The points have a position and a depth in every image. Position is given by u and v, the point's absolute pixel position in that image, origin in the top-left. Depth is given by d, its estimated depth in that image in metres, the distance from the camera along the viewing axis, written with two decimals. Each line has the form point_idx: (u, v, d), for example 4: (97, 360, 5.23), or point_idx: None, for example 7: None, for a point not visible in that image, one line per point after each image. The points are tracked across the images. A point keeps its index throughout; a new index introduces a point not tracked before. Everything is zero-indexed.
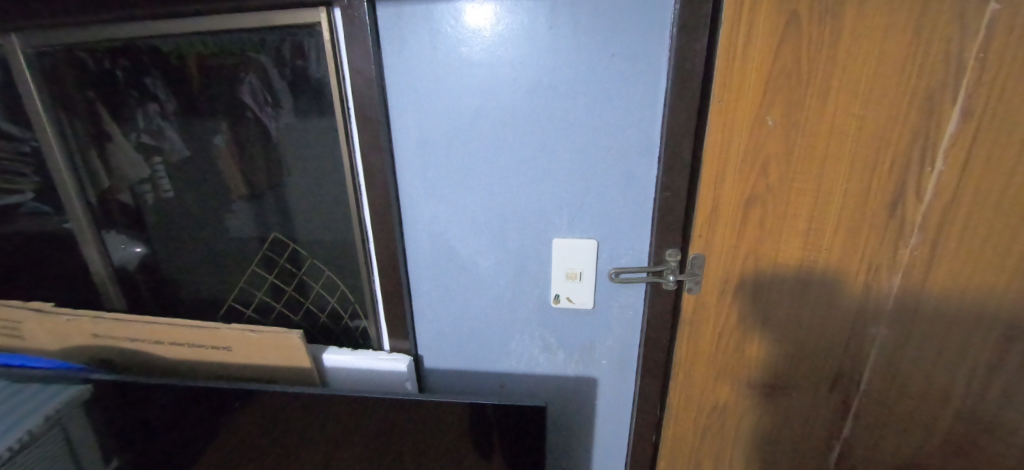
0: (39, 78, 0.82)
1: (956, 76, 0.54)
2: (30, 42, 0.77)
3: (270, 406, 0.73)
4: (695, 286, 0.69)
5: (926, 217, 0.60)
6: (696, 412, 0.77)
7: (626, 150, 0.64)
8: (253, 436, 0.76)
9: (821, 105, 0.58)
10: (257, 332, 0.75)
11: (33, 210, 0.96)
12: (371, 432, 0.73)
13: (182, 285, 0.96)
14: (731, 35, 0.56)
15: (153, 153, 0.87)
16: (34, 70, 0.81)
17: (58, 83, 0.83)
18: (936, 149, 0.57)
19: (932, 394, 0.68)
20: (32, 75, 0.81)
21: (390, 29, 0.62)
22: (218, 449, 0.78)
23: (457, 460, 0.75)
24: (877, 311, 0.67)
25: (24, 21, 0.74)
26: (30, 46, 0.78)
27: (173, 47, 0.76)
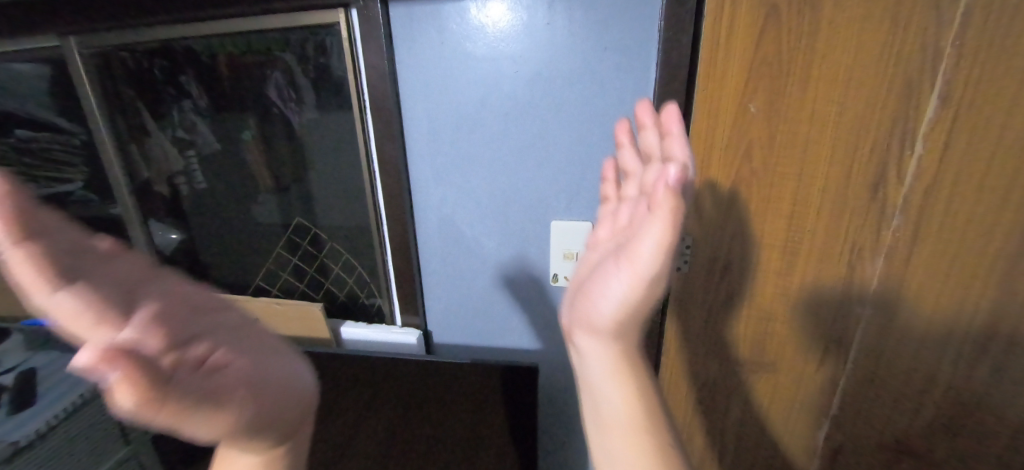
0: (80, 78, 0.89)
1: (933, 63, 0.56)
2: (78, 45, 0.85)
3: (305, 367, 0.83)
4: (684, 264, 0.73)
5: (908, 199, 0.63)
6: (689, 385, 0.83)
7: (620, 138, 0.69)
8: None
9: (801, 92, 0.61)
10: (283, 303, 0.84)
11: (82, 198, 1.07)
12: (391, 412, 0.81)
13: (214, 268, 1.05)
14: (714, 26, 0.60)
15: (187, 146, 0.96)
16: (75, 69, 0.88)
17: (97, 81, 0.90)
18: (915, 132, 0.60)
19: (916, 374, 0.71)
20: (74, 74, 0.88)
21: (401, 26, 0.68)
22: None
23: (467, 439, 0.82)
24: (861, 292, 0.69)
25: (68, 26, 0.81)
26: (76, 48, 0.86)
27: (204, 47, 0.83)
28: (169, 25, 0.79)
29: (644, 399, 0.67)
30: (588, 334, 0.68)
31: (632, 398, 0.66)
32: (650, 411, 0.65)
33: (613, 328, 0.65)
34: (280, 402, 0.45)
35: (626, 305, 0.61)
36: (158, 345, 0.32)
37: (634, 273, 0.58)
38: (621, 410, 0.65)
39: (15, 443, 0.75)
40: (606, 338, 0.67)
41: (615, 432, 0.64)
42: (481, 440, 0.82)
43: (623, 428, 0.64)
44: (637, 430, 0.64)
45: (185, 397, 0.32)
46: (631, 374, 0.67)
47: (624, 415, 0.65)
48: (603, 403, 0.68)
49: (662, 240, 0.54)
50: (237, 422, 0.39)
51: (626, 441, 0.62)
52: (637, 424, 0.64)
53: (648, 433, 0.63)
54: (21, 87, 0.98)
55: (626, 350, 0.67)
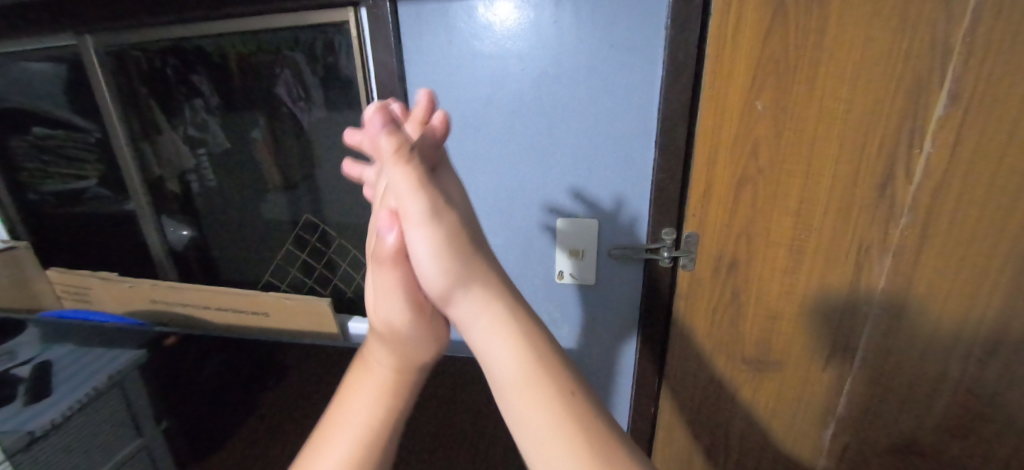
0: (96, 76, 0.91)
1: (943, 61, 0.56)
2: (92, 44, 0.87)
3: (317, 361, 0.83)
4: (689, 263, 0.73)
5: (916, 198, 0.63)
6: (694, 386, 0.82)
7: (627, 135, 0.69)
8: (295, 393, 0.85)
9: (808, 90, 0.61)
10: (293, 299, 0.84)
11: (97, 195, 1.09)
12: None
13: (223, 264, 1.06)
14: (721, 24, 0.60)
15: (198, 145, 0.98)
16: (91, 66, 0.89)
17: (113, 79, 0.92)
18: (924, 130, 0.59)
19: (924, 374, 0.71)
20: (90, 72, 0.90)
21: (410, 25, 0.69)
22: (262, 409, 0.87)
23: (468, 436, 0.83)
24: (868, 291, 0.69)
25: (85, 25, 0.82)
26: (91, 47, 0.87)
27: (216, 46, 0.84)
28: (180, 25, 0.79)
29: (541, 343, 0.45)
30: (451, 305, 0.48)
31: (523, 356, 0.44)
32: (549, 360, 0.45)
33: (456, 283, 0.46)
34: (427, 342, 0.53)
35: (437, 256, 0.46)
36: (429, 270, 0.47)
37: (427, 225, 0.46)
38: (512, 368, 0.44)
39: (31, 432, 0.71)
40: (478, 295, 0.46)
41: (513, 396, 0.44)
42: (483, 439, 0.83)
43: (518, 386, 0.43)
44: (559, 422, 0.41)
45: (409, 273, 0.50)
46: (516, 328, 0.46)
47: (514, 369, 0.44)
48: (496, 368, 0.45)
49: (431, 199, 0.46)
50: (409, 329, 0.51)
51: (529, 399, 0.43)
52: (554, 405, 0.42)
53: (549, 378, 0.43)
54: (39, 86, 1.01)
55: (491, 295, 0.47)
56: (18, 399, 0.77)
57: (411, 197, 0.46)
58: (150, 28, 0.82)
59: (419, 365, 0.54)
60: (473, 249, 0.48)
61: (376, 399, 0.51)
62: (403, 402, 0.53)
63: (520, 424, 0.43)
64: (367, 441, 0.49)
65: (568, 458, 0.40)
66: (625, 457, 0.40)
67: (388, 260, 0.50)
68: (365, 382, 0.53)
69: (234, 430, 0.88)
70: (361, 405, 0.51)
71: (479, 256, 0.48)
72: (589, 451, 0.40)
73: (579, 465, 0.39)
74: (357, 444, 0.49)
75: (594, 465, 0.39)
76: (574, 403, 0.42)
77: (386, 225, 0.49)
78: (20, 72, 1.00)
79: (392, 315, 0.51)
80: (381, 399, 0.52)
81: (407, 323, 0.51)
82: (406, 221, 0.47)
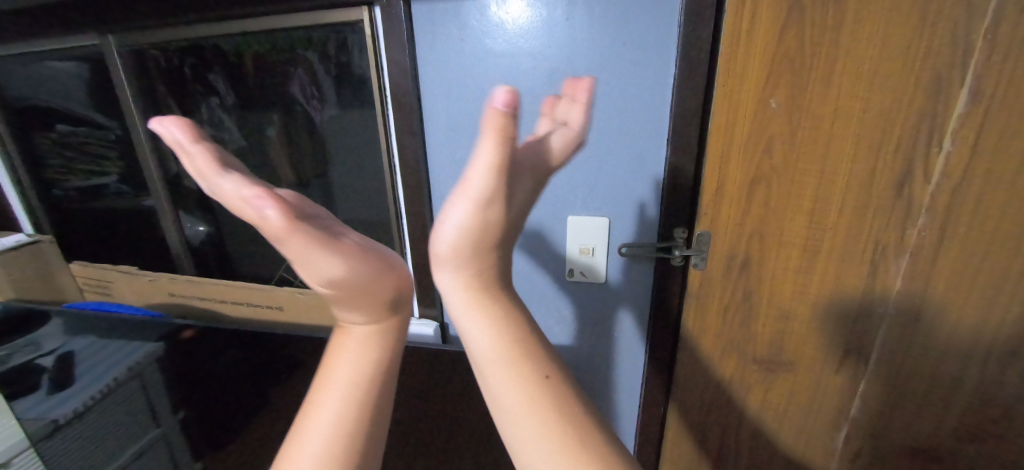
0: (118, 75, 0.93)
1: (963, 57, 0.55)
2: (114, 43, 0.89)
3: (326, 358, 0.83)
4: (701, 261, 0.72)
5: (934, 197, 0.61)
6: (705, 385, 0.82)
7: (638, 133, 0.69)
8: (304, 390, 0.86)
9: (824, 88, 0.60)
10: (306, 293, 0.86)
11: (117, 191, 1.12)
12: (406, 408, 0.80)
13: (237, 259, 1.08)
14: (736, 21, 0.59)
15: (213, 142, 1.00)
16: (113, 65, 0.92)
17: (134, 78, 0.94)
18: (944, 129, 0.58)
19: (941, 378, 0.69)
20: (113, 71, 0.93)
21: (423, 23, 0.69)
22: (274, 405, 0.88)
23: (479, 437, 0.80)
24: (884, 292, 0.68)
25: (108, 25, 0.85)
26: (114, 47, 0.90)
27: (231, 46, 0.86)
28: (197, 24, 0.81)
29: (515, 328, 0.58)
30: (441, 273, 0.61)
31: (500, 337, 0.57)
32: (521, 345, 0.57)
33: (456, 261, 0.59)
34: (376, 278, 0.51)
35: (465, 231, 0.56)
36: (449, 235, 0.57)
37: (477, 206, 0.55)
38: (490, 346, 0.56)
39: (56, 419, 0.74)
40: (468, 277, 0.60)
41: (491, 373, 0.56)
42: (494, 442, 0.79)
43: (496, 365, 0.56)
44: (532, 395, 0.53)
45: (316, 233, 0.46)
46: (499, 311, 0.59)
47: (492, 348, 0.56)
48: (478, 348, 0.57)
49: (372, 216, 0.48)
50: (348, 276, 0.50)
51: (505, 376, 0.55)
52: (526, 382, 0.54)
53: (523, 360, 0.56)
54: (63, 84, 1.04)
55: (469, 281, 0.60)
56: (43, 387, 0.79)
57: (488, 173, 0.54)
58: (168, 27, 0.83)
59: (385, 303, 0.54)
60: (484, 247, 0.59)
61: (362, 354, 0.54)
62: (385, 354, 0.55)
63: (497, 395, 0.55)
64: (357, 401, 0.51)
65: (541, 430, 0.52)
66: (588, 426, 0.52)
67: (281, 233, 0.45)
68: (346, 342, 0.55)
69: (247, 425, 0.89)
70: (346, 363, 0.53)
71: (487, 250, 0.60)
72: (558, 425, 0.52)
73: (546, 429, 0.52)
74: (346, 404, 0.51)
75: (562, 434, 0.51)
76: (545, 383, 0.54)
77: (258, 202, 0.44)
78: (45, 71, 1.03)
79: (328, 270, 0.48)
80: (365, 352, 0.54)
81: (347, 273, 0.49)
82: (463, 193, 0.56)
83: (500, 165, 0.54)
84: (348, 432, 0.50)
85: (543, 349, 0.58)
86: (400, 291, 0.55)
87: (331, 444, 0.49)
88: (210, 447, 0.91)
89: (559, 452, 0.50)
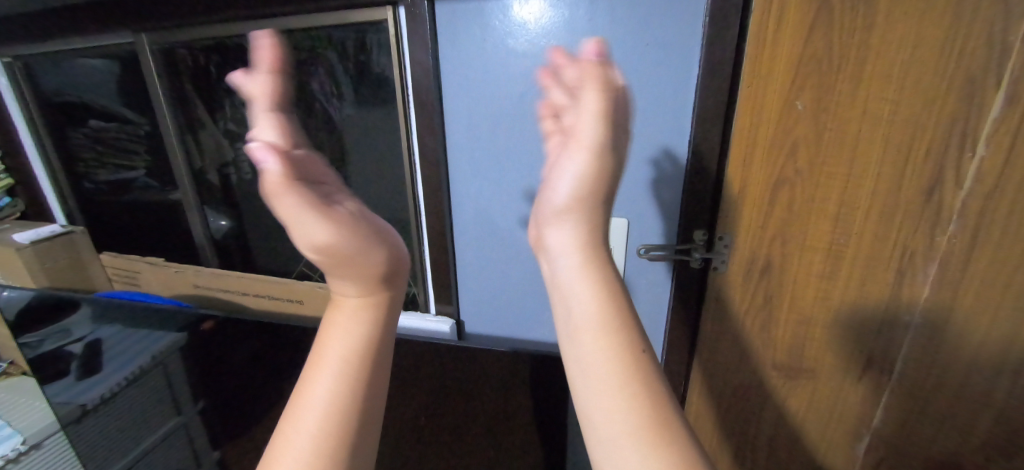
0: (147, 72, 0.96)
1: (1000, 60, 0.53)
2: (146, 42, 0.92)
3: None
4: (721, 264, 0.72)
5: (966, 203, 0.60)
6: (722, 389, 0.81)
7: (661, 135, 0.69)
8: None
9: (852, 90, 0.59)
10: (325, 287, 0.88)
11: (144, 184, 1.16)
12: (407, 415, 0.78)
13: (259, 253, 1.11)
14: (761, 23, 0.59)
15: (236, 139, 1.02)
16: (145, 63, 0.95)
17: (163, 76, 0.97)
18: (977, 134, 0.57)
19: (970, 391, 0.67)
20: (143, 68, 0.96)
21: (445, 23, 0.70)
22: (286, 404, 0.86)
23: (490, 442, 0.78)
24: (910, 300, 0.67)
25: (140, 23, 0.87)
26: (146, 46, 0.93)
27: (256, 45, 0.88)
28: (225, 24, 0.83)
29: (623, 299, 0.45)
30: (550, 230, 0.48)
31: (602, 301, 0.43)
32: (622, 316, 0.43)
33: (571, 215, 0.47)
34: (371, 251, 0.48)
35: (580, 184, 0.46)
36: (558, 194, 0.47)
37: (587, 157, 0.45)
38: (591, 310, 0.43)
39: (83, 405, 0.80)
40: (582, 236, 0.47)
41: (583, 340, 0.42)
42: (507, 446, 0.78)
43: (592, 332, 0.42)
44: (620, 373, 0.40)
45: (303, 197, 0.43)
46: (605, 278, 0.45)
47: (593, 312, 0.43)
48: (574, 309, 0.44)
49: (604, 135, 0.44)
50: (342, 241, 0.45)
51: (600, 348, 0.41)
52: (623, 357, 0.41)
53: (619, 331, 0.42)
54: (96, 81, 1.08)
55: (584, 240, 0.47)
56: (74, 373, 0.85)
57: (592, 121, 0.44)
58: (196, 26, 0.85)
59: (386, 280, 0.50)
60: (608, 195, 0.48)
61: (357, 330, 0.48)
62: (378, 328, 0.49)
63: (585, 369, 0.41)
64: (352, 378, 0.45)
65: (627, 414, 0.38)
66: (681, 421, 0.38)
67: (274, 188, 0.42)
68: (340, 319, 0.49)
69: (261, 420, 0.88)
70: (340, 337, 0.46)
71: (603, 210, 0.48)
72: (649, 411, 0.38)
73: (635, 422, 0.38)
74: (341, 381, 0.44)
75: (649, 424, 0.37)
76: (642, 361, 0.41)
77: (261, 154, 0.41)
78: (78, 69, 1.07)
79: (315, 236, 0.45)
80: (356, 327, 0.48)
81: (334, 241, 0.45)
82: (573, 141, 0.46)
83: (606, 103, 0.44)
84: (343, 410, 0.43)
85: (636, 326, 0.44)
86: (394, 270, 0.51)
87: (329, 414, 0.43)
88: (227, 437, 0.92)
89: (641, 433, 0.37)
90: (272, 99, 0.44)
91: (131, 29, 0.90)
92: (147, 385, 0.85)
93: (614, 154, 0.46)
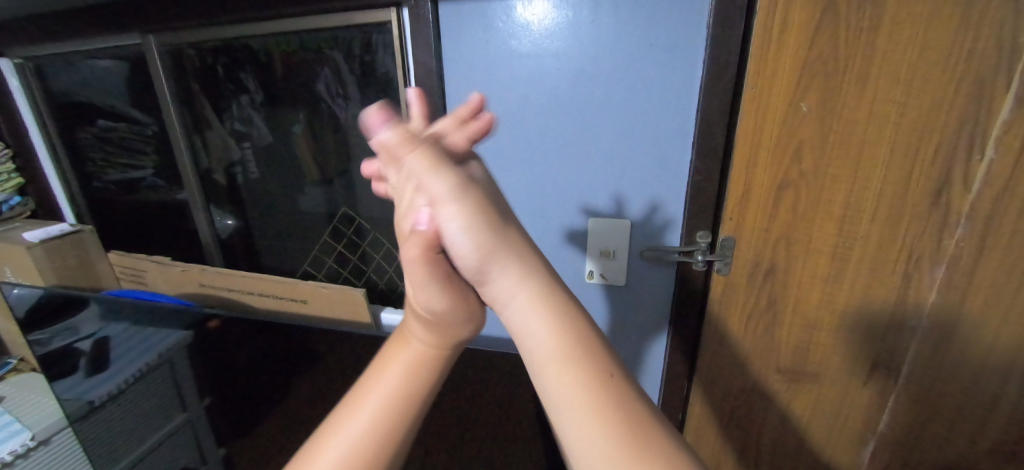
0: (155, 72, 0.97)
1: (1009, 61, 0.53)
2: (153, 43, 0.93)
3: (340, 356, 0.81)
4: (724, 267, 0.71)
5: (974, 207, 0.59)
6: (725, 392, 0.80)
7: (664, 136, 0.68)
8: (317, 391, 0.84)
9: (858, 91, 0.58)
10: (328, 287, 0.89)
11: (152, 184, 1.17)
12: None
13: (264, 253, 1.11)
14: (766, 23, 0.58)
15: (242, 139, 1.03)
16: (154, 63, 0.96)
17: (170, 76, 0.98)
18: (986, 135, 0.56)
19: (978, 396, 0.67)
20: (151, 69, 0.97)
21: (449, 25, 0.70)
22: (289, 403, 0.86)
23: (491, 443, 0.77)
24: (917, 304, 0.66)
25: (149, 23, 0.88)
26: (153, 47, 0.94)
27: (262, 46, 0.89)
28: (232, 25, 0.84)
29: (583, 325, 0.41)
30: (485, 279, 0.43)
31: (561, 335, 0.40)
32: (590, 341, 0.40)
33: (490, 258, 0.42)
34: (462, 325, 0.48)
35: (473, 231, 0.42)
36: (461, 245, 0.42)
37: (455, 202, 0.42)
38: (551, 345, 0.40)
39: (92, 401, 0.82)
40: (515, 272, 0.42)
41: (547, 375, 0.40)
42: (507, 449, 0.77)
43: (557, 364, 0.39)
44: (592, 400, 0.38)
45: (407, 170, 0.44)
46: (557, 305, 0.42)
47: (551, 349, 0.39)
48: (532, 348, 0.41)
49: (456, 175, 0.43)
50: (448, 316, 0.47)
51: (567, 380, 0.39)
52: (592, 388, 0.38)
53: (585, 358, 0.39)
54: (105, 82, 1.09)
55: (525, 272, 0.42)
56: (82, 369, 0.87)
57: (432, 174, 0.42)
58: (203, 27, 0.86)
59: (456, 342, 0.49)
60: (504, 219, 0.44)
61: (412, 371, 0.48)
62: (434, 376, 0.49)
63: (556, 399, 0.39)
64: (398, 407, 0.46)
65: (602, 440, 0.37)
66: (667, 441, 0.37)
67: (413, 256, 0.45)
68: (401, 353, 0.49)
69: (265, 419, 0.89)
70: (395, 374, 0.47)
71: (518, 237, 0.44)
72: (624, 435, 0.36)
73: (612, 443, 0.36)
74: (381, 412, 0.45)
75: (625, 446, 0.36)
76: (614, 386, 0.39)
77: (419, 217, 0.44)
78: (88, 70, 1.09)
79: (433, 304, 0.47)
80: (409, 371, 0.47)
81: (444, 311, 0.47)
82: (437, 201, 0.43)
83: (436, 158, 0.43)
84: (379, 437, 0.44)
85: (612, 350, 0.42)
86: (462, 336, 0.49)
87: (363, 443, 0.44)
88: (232, 435, 0.91)
89: (620, 455, 0.36)
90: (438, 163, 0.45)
91: (140, 30, 0.91)
92: (155, 382, 0.86)
93: (480, 191, 0.43)
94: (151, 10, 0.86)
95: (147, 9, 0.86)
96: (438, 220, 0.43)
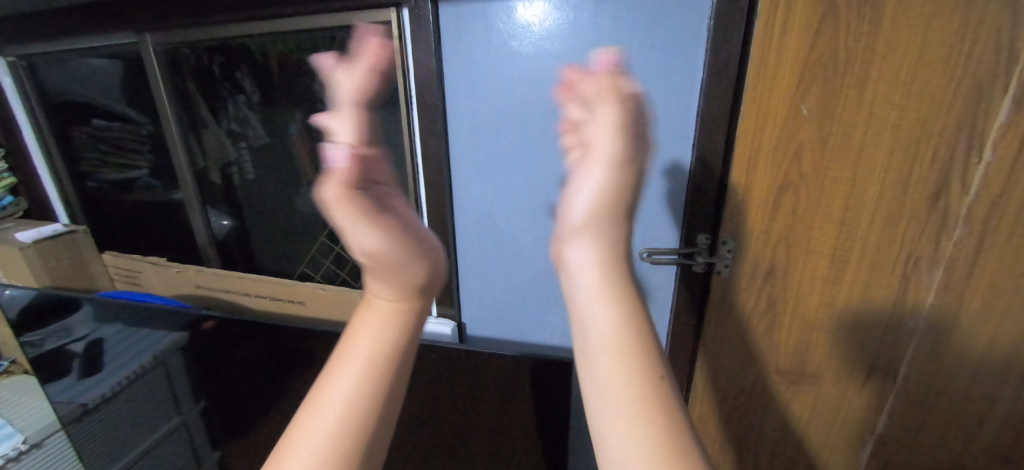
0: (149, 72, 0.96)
1: (1009, 65, 0.53)
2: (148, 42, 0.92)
3: None
4: (724, 268, 0.71)
5: (972, 209, 0.59)
6: (724, 392, 0.81)
7: (664, 137, 0.69)
8: (314, 392, 0.83)
9: (858, 94, 0.59)
10: (326, 289, 0.88)
11: (147, 184, 1.17)
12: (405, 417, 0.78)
13: (261, 253, 1.11)
14: (766, 26, 0.58)
15: (238, 139, 1.02)
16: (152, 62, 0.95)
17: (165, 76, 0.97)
18: (985, 137, 0.56)
19: (975, 397, 0.67)
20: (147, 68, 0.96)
21: (449, 25, 0.70)
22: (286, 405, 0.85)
23: (491, 435, 0.77)
24: (915, 306, 0.66)
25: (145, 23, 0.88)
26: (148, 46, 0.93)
27: (258, 45, 0.88)
28: (227, 25, 0.83)
29: (641, 322, 0.43)
30: (571, 247, 0.46)
31: (622, 324, 0.42)
32: (645, 336, 0.42)
33: (589, 229, 0.46)
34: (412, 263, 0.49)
35: (599, 199, 0.45)
36: (581, 207, 0.45)
37: (609, 171, 0.44)
38: (611, 329, 0.41)
39: (84, 404, 0.82)
40: (599, 252, 0.45)
41: (599, 359, 0.41)
42: (508, 447, 0.77)
43: (612, 351, 0.41)
44: (639, 393, 0.38)
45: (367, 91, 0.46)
46: (619, 296, 0.44)
47: (611, 333, 0.41)
48: (591, 327, 0.43)
49: (625, 147, 0.44)
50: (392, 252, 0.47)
51: (620, 368, 0.40)
52: (644, 378, 0.39)
53: (641, 355, 0.40)
54: (99, 81, 1.08)
55: (605, 256, 0.45)
56: (75, 372, 0.85)
57: (609, 135, 0.44)
58: (197, 26, 0.85)
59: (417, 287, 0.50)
60: (625, 213, 0.46)
61: (383, 333, 0.47)
62: (407, 336, 0.49)
63: (602, 386, 0.40)
64: (374, 376, 0.44)
65: (643, 440, 0.36)
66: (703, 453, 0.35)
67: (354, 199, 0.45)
68: (367, 317, 0.49)
69: (261, 421, 0.88)
70: (365, 338, 0.46)
71: (620, 223, 0.47)
72: (665, 437, 0.36)
73: (650, 448, 0.35)
74: (363, 380, 0.43)
75: (664, 449, 0.35)
76: (662, 386, 0.39)
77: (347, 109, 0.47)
78: (82, 68, 1.08)
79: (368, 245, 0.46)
80: (384, 330, 0.47)
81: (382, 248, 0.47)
82: (590, 159, 0.45)
83: (623, 123, 0.44)
84: (361, 405, 0.42)
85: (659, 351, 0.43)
86: (429, 282, 0.51)
87: (352, 408, 0.42)
88: (227, 436, 0.91)
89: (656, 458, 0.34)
90: (359, 95, 0.44)
91: (135, 29, 0.90)
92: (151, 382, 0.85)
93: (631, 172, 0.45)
94: (146, 10, 0.86)
95: (142, 9, 0.86)
96: (577, 178, 0.46)
